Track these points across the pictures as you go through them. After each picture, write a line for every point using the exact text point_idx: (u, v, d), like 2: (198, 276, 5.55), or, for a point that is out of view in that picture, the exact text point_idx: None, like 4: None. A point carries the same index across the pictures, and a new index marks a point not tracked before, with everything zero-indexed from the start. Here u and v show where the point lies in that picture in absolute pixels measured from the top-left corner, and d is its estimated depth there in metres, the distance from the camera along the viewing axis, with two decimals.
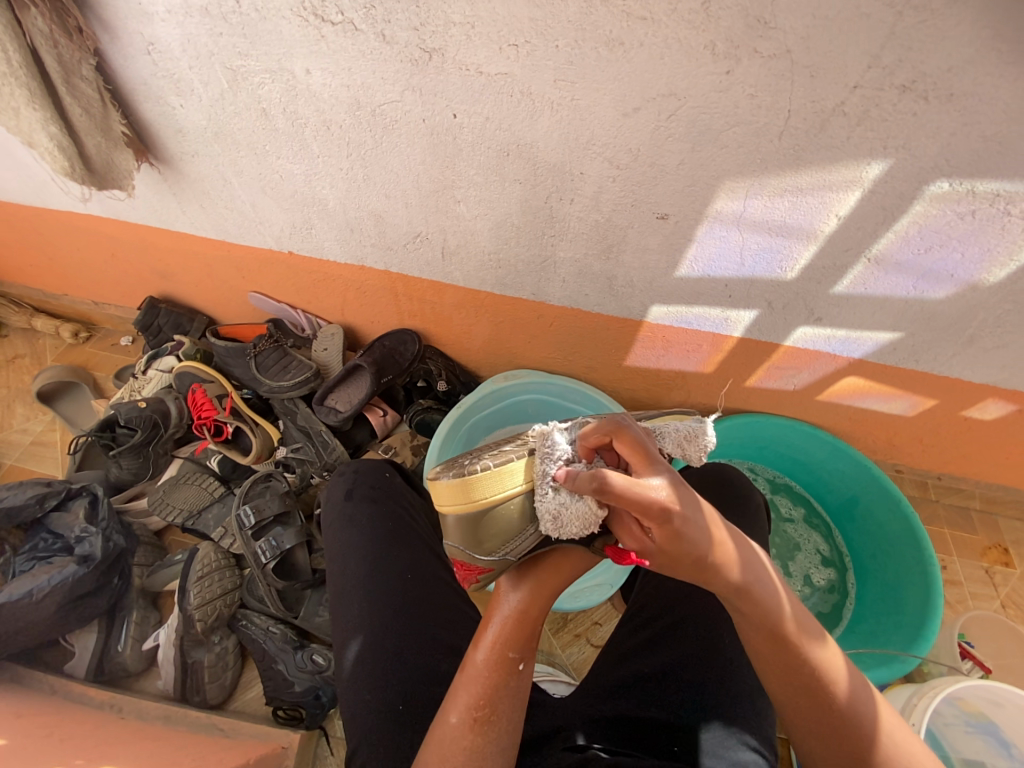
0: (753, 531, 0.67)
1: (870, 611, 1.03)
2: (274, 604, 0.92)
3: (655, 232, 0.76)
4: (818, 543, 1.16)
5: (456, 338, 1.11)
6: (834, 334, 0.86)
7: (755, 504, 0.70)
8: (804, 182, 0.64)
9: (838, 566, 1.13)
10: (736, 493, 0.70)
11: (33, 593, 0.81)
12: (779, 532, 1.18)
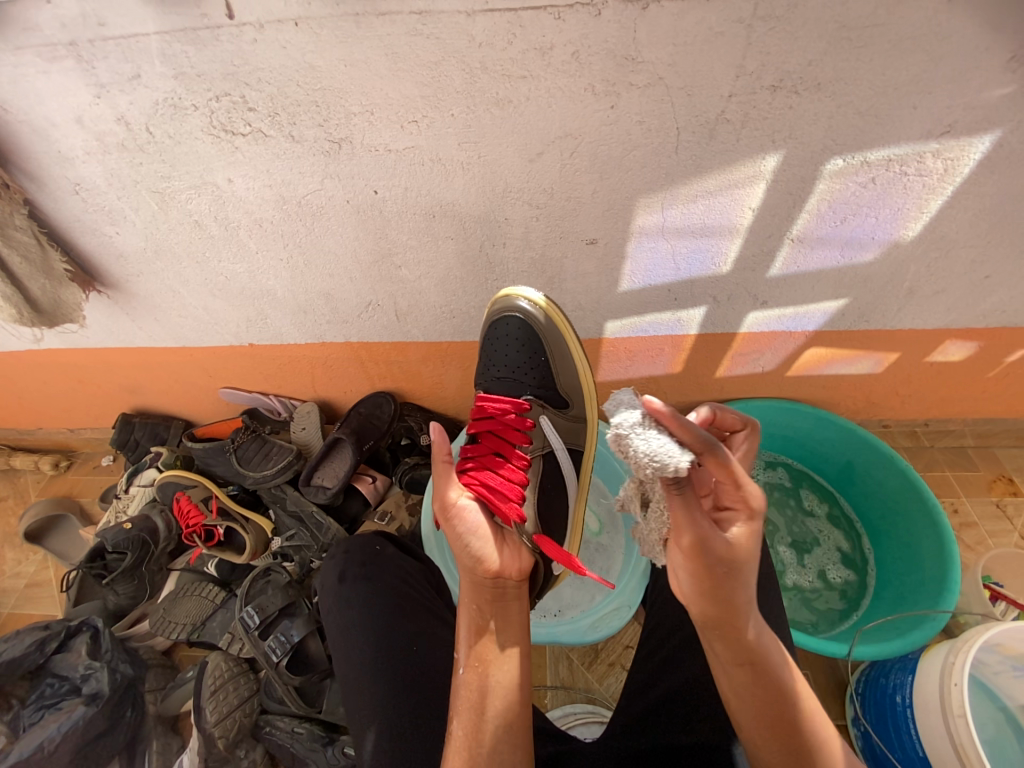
0: None
1: (888, 588, 1.01)
2: (294, 702, 0.89)
3: (590, 257, 0.79)
4: (838, 541, 1.12)
5: (430, 390, 1.13)
6: (784, 313, 0.88)
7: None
8: (711, 185, 0.67)
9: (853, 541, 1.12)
10: None
11: (44, 746, 0.78)
12: (799, 524, 1.15)
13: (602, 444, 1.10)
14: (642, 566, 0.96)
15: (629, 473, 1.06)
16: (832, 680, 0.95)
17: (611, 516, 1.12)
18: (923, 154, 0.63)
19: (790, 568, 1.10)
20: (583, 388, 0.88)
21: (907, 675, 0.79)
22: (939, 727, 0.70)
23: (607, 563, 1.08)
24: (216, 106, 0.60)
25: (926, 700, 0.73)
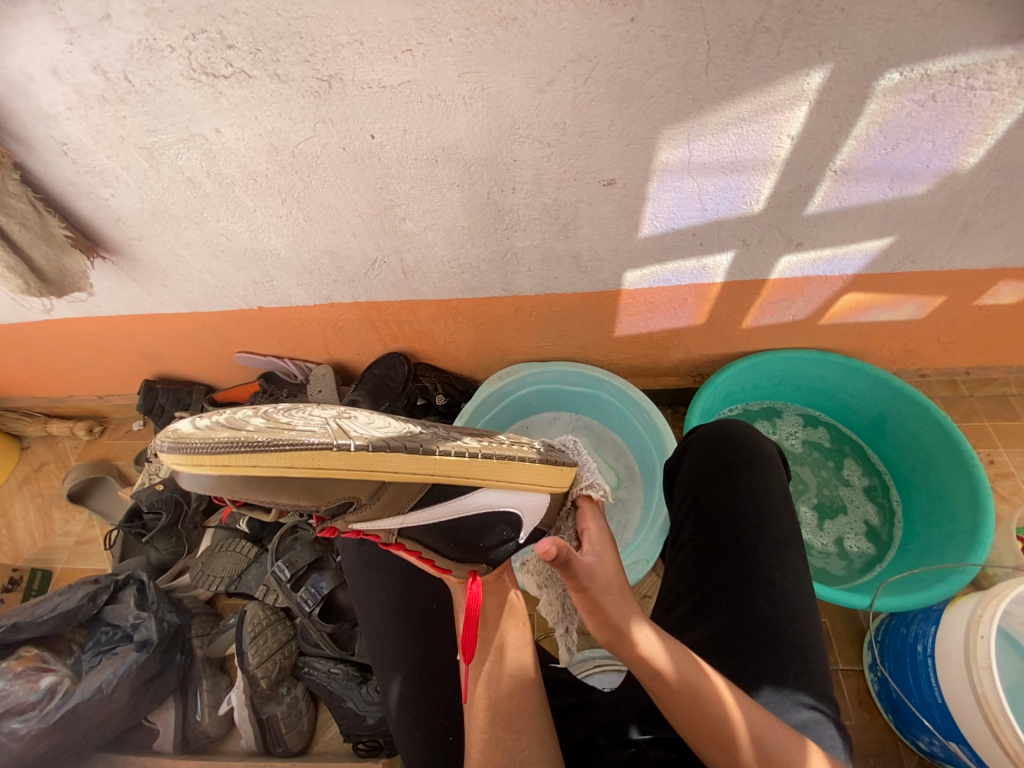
0: (770, 486, 0.65)
1: (910, 552, 0.97)
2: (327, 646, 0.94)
3: (607, 200, 0.72)
4: (867, 512, 1.07)
5: (443, 349, 1.11)
6: (820, 256, 0.81)
7: (768, 459, 0.67)
8: (745, 111, 0.60)
9: (886, 511, 1.06)
10: (747, 450, 0.68)
11: (103, 688, 0.84)
12: (830, 489, 1.10)
13: (620, 402, 1.10)
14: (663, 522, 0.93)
15: (645, 433, 1.06)
16: (850, 627, 0.96)
17: (629, 471, 1.14)
18: (995, 62, 0.54)
19: (806, 527, 1.07)
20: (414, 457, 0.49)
21: (931, 627, 0.78)
22: (961, 679, 0.70)
23: (625, 518, 1.09)
24: (192, 45, 0.55)
25: (950, 652, 0.72)
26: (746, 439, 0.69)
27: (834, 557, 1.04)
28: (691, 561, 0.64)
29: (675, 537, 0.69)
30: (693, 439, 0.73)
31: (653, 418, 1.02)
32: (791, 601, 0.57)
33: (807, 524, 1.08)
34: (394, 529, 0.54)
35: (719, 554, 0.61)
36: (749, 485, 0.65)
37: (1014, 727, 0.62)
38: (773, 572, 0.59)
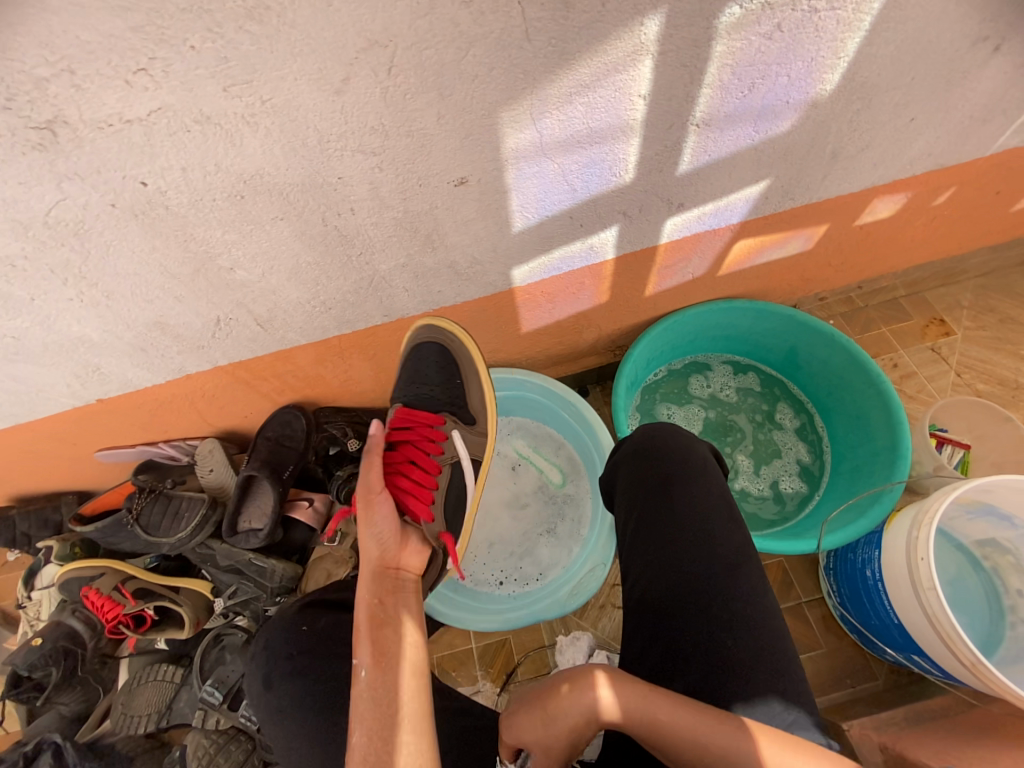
0: (712, 497, 0.61)
1: (840, 481, 0.99)
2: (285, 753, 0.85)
3: (464, 202, 0.63)
4: (799, 452, 1.07)
5: (342, 389, 0.99)
6: (704, 211, 0.76)
7: (699, 460, 0.64)
8: (586, 76, 0.51)
9: (817, 448, 1.06)
10: (682, 460, 0.64)
11: None
12: (763, 433, 1.09)
13: (547, 398, 1.04)
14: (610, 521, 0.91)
15: (578, 424, 1.01)
16: (805, 559, 0.99)
17: (572, 463, 1.08)
18: None
19: (742, 473, 1.06)
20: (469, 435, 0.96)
21: (873, 551, 0.80)
22: (912, 600, 0.72)
23: (578, 513, 1.03)
24: None
25: (897, 576, 0.74)
26: (673, 441, 0.66)
27: (768, 498, 1.04)
28: (635, 581, 0.59)
29: (623, 569, 0.62)
30: (623, 449, 0.69)
31: (583, 411, 0.98)
32: (759, 625, 0.52)
33: (742, 469, 1.07)
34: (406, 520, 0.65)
35: (660, 571, 0.57)
36: (682, 492, 0.61)
37: (965, 639, 0.64)
38: (738, 599, 0.53)
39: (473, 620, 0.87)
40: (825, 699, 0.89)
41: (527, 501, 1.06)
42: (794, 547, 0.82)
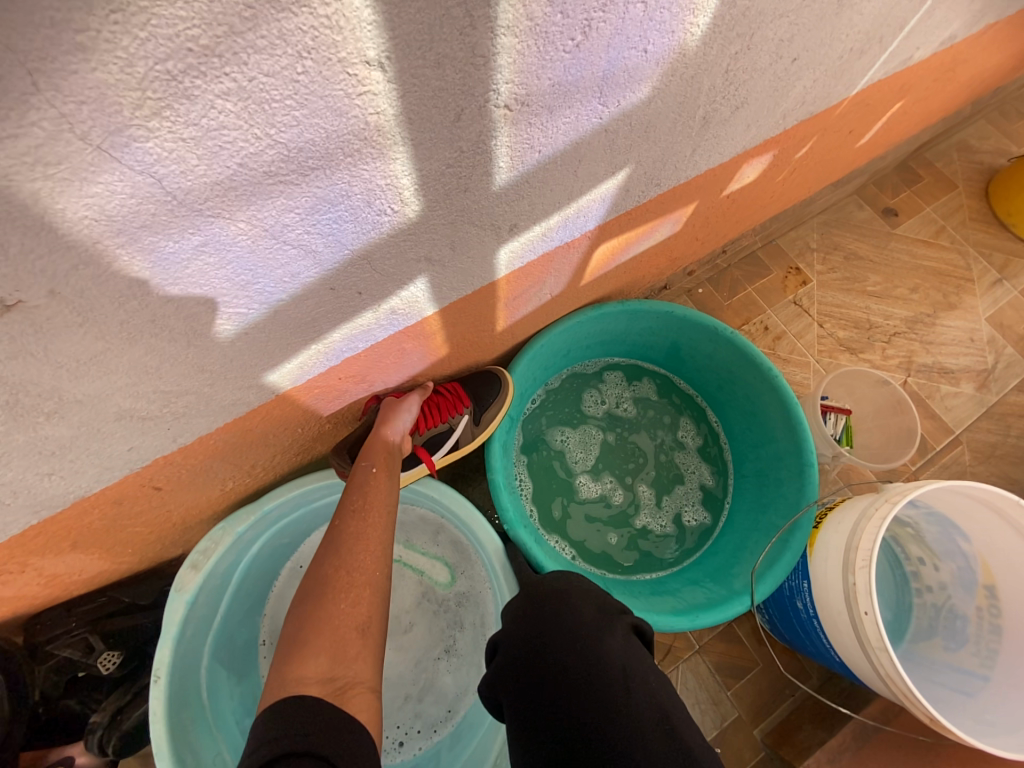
0: (641, 725, 0.39)
1: (747, 505, 0.87)
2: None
3: (53, 336, 0.28)
4: (702, 476, 0.93)
5: (50, 590, 0.59)
6: (546, 227, 0.51)
7: (604, 665, 0.41)
8: (191, 37, 0.19)
9: (719, 466, 0.94)
10: (587, 664, 0.42)
11: None
12: (660, 454, 0.94)
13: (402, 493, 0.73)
14: None
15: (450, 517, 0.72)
16: None
17: (458, 551, 0.82)
18: None
19: (638, 505, 0.91)
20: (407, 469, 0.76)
21: (801, 585, 0.71)
22: (859, 652, 0.61)
23: (479, 615, 0.79)
24: None
25: (837, 622, 0.64)
26: (562, 633, 0.44)
27: (669, 530, 0.90)
28: None
29: None
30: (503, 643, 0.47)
31: (449, 505, 0.68)
32: None
33: (639, 501, 0.91)
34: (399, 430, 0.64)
35: None
36: (586, 740, 0.38)
37: (923, 702, 0.54)
38: None
39: None
40: (771, 722, 0.83)
41: (411, 621, 0.81)
42: (725, 617, 0.70)
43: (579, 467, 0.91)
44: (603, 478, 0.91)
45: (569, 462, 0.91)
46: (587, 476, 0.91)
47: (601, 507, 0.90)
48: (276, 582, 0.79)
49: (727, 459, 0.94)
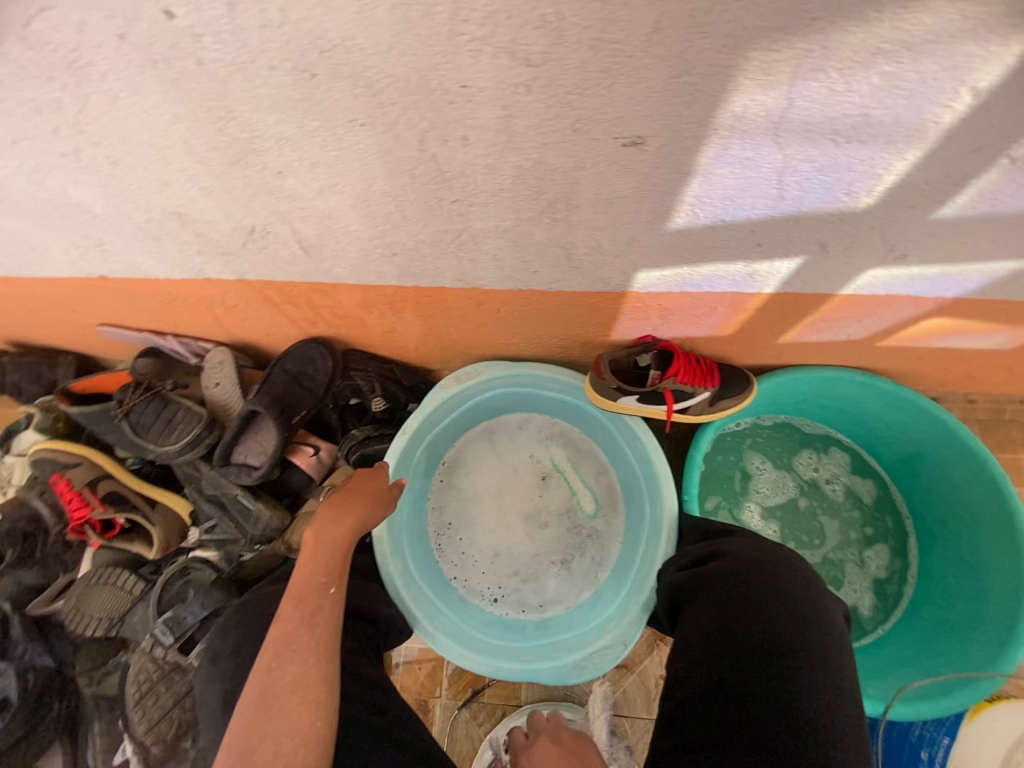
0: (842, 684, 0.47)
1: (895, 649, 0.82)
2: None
3: (623, 172, 0.43)
4: (859, 596, 0.89)
5: (380, 338, 0.83)
6: (920, 273, 0.55)
7: (826, 628, 0.50)
8: (920, 30, 0.30)
9: (883, 600, 0.89)
10: (817, 621, 0.50)
11: None
12: (831, 544, 0.92)
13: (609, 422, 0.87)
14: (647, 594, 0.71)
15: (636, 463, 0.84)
16: None
17: (610, 495, 0.94)
18: None
19: None
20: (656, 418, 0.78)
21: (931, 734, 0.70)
22: None
23: (600, 554, 0.91)
24: None
25: None
26: (799, 588, 0.53)
27: None
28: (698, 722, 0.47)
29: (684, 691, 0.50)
30: (728, 558, 0.57)
31: (650, 453, 0.79)
32: None
33: None
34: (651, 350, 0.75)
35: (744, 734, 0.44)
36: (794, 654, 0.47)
37: None
38: None
39: (446, 646, 0.71)
40: None
41: (547, 522, 0.94)
42: None
43: (753, 496, 0.94)
44: (769, 521, 0.92)
45: (749, 487, 0.94)
46: (757, 508, 0.93)
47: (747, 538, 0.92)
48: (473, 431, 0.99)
49: (901, 600, 0.88)
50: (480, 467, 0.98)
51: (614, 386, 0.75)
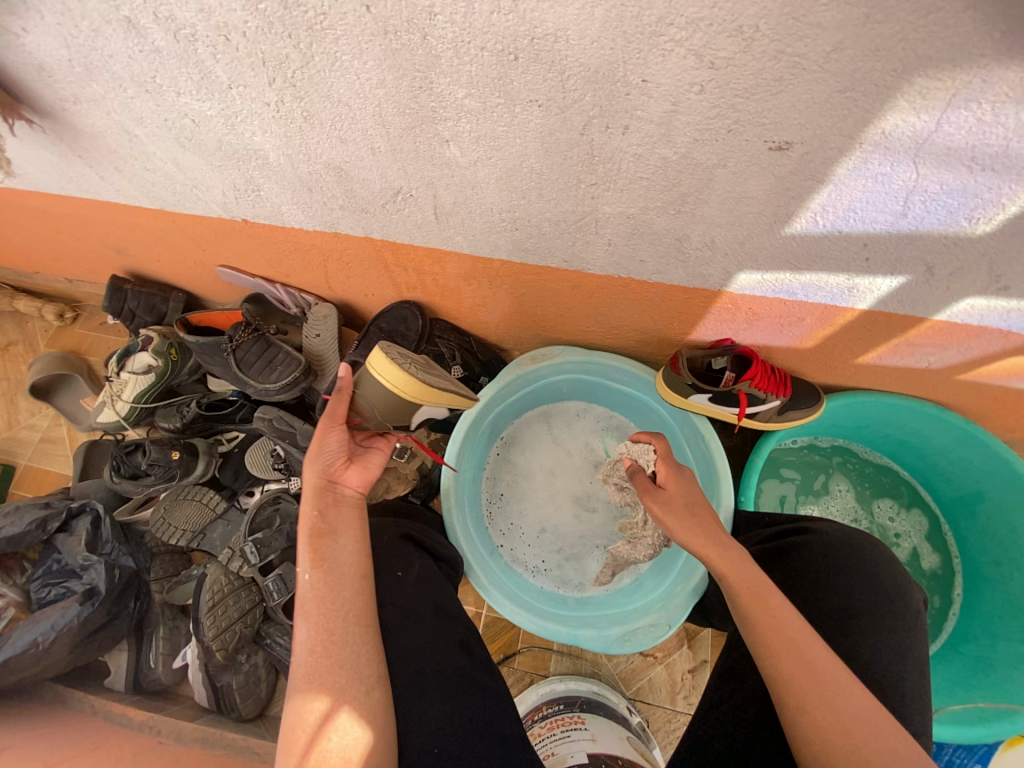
0: (902, 636, 0.54)
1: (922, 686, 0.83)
2: (283, 616, 0.88)
3: (758, 172, 0.46)
4: None
5: (469, 312, 0.89)
6: (1019, 308, 0.57)
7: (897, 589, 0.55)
8: None
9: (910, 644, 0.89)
10: (890, 592, 0.55)
11: (39, 641, 0.78)
12: None
13: (670, 418, 0.90)
14: (696, 583, 0.73)
15: (698, 461, 0.86)
16: None
17: None
18: None
19: None
20: (723, 414, 0.82)
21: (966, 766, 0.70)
22: None
23: None
24: None
25: None
26: (876, 560, 0.57)
27: None
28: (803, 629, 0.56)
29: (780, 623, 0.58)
30: (817, 535, 0.60)
31: (711, 449, 0.82)
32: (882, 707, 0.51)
33: None
34: (730, 351, 0.78)
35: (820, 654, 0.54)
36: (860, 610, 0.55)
37: None
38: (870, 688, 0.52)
39: (492, 594, 0.77)
40: None
41: (595, 507, 0.96)
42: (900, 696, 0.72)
43: (820, 505, 0.97)
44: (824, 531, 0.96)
45: (822, 496, 0.97)
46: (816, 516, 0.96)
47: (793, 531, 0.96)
48: (532, 411, 1.01)
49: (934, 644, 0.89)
50: (536, 445, 1.01)
51: (690, 383, 0.79)
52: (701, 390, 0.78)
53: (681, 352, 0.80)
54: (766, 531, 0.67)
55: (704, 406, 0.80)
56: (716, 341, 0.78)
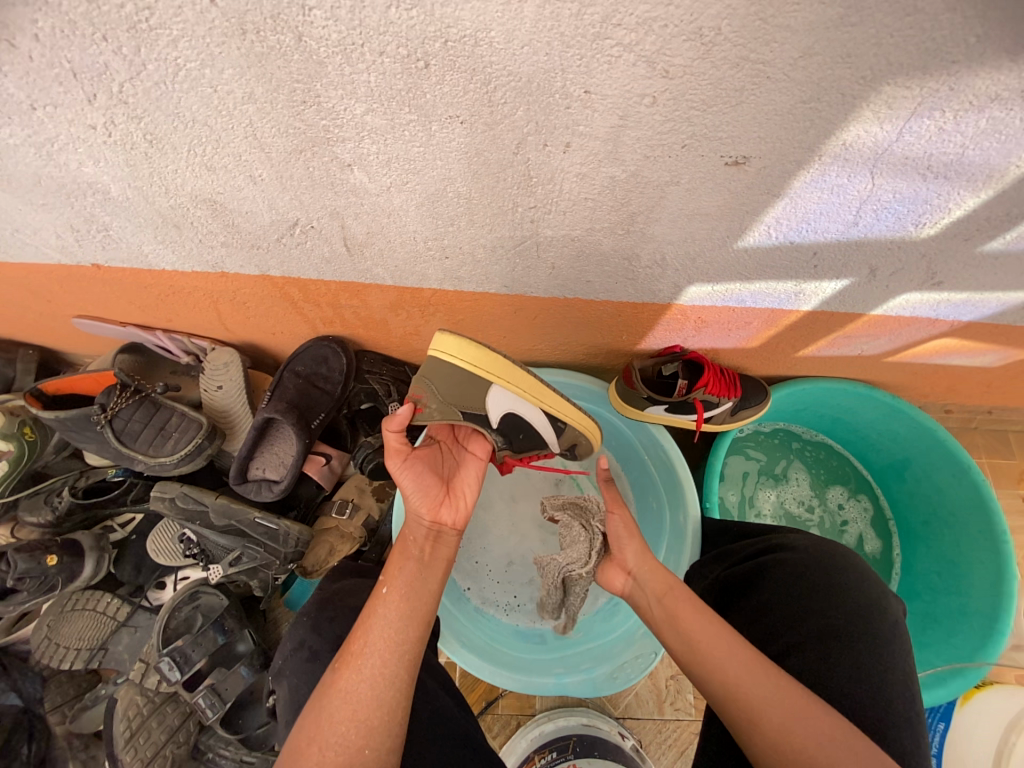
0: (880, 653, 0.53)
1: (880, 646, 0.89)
2: (222, 728, 0.76)
3: (714, 187, 0.42)
4: None
5: (399, 342, 0.79)
6: (948, 299, 0.59)
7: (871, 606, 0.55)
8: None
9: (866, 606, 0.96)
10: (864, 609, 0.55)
11: None
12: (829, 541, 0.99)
13: (626, 429, 0.87)
14: None
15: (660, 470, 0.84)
16: None
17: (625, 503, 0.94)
18: None
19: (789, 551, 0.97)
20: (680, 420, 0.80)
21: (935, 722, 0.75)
22: None
23: None
24: None
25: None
26: (848, 575, 0.57)
27: None
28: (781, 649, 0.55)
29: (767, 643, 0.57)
30: (793, 550, 0.60)
31: (672, 459, 0.79)
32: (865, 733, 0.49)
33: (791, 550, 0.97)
34: (681, 357, 0.75)
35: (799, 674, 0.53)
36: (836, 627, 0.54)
37: None
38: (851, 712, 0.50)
39: (461, 650, 0.71)
40: None
41: None
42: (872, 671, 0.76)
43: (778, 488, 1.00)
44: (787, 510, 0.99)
45: (779, 479, 1.01)
46: (777, 498, 1.00)
47: (755, 513, 0.98)
48: None
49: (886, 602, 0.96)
50: (492, 474, 0.93)
51: (646, 397, 0.75)
52: (657, 402, 0.76)
53: (632, 364, 0.76)
54: (739, 546, 0.67)
55: (660, 417, 0.78)
56: (666, 350, 0.75)
